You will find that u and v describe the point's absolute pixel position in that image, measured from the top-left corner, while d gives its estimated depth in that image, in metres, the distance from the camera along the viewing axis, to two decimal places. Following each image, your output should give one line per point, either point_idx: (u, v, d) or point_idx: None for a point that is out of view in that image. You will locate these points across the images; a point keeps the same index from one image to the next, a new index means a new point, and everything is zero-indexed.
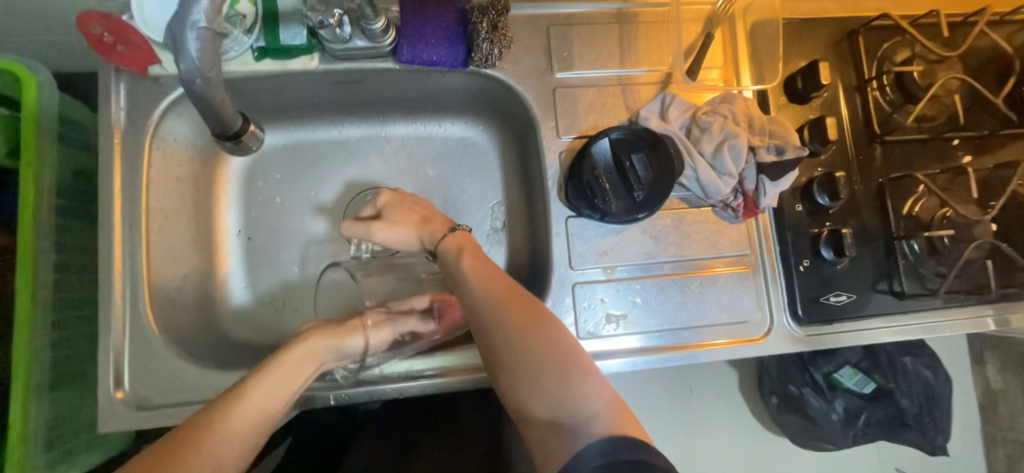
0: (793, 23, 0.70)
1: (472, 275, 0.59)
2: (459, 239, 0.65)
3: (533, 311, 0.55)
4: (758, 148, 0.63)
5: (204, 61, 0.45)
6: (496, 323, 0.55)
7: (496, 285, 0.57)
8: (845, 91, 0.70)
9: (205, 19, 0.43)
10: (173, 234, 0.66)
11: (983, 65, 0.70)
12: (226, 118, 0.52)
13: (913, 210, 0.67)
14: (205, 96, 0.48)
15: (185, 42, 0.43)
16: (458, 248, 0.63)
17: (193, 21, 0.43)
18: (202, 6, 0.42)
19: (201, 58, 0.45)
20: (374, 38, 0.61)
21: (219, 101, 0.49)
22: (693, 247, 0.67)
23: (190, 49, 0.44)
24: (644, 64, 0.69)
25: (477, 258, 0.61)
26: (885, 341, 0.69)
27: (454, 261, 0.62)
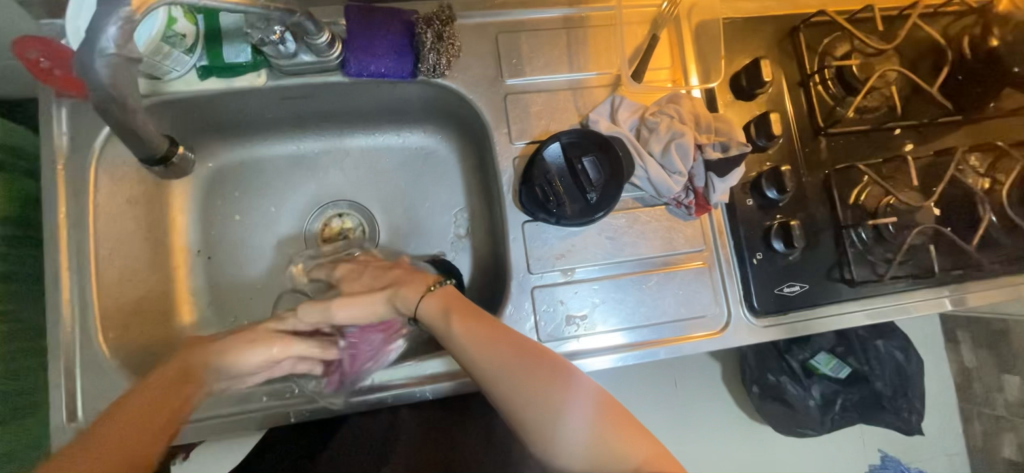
0: (736, 22, 0.72)
1: (467, 340, 0.57)
2: (442, 299, 0.61)
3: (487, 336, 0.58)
4: (705, 146, 0.65)
5: (116, 87, 0.42)
6: (511, 390, 0.55)
7: (474, 331, 0.58)
8: (789, 86, 0.72)
9: (114, 44, 0.41)
10: (126, 257, 0.65)
11: (920, 56, 0.73)
12: (146, 141, 0.49)
13: (860, 199, 0.69)
14: (120, 121, 0.45)
15: (94, 68, 0.40)
16: (443, 312, 0.59)
17: (101, 48, 0.40)
18: (110, 33, 0.40)
19: (113, 84, 0.42)
20: (321, 53, 0.61)
21: (137, 125, 0.47)
22: (650, 244, 0.68)
23: (100, 75, 0.41)
24: (594, 68, 0.70)
25: (469, 318, 0.58)
26: (863, 324, 0.71)
27: (444, 328, 0.59)
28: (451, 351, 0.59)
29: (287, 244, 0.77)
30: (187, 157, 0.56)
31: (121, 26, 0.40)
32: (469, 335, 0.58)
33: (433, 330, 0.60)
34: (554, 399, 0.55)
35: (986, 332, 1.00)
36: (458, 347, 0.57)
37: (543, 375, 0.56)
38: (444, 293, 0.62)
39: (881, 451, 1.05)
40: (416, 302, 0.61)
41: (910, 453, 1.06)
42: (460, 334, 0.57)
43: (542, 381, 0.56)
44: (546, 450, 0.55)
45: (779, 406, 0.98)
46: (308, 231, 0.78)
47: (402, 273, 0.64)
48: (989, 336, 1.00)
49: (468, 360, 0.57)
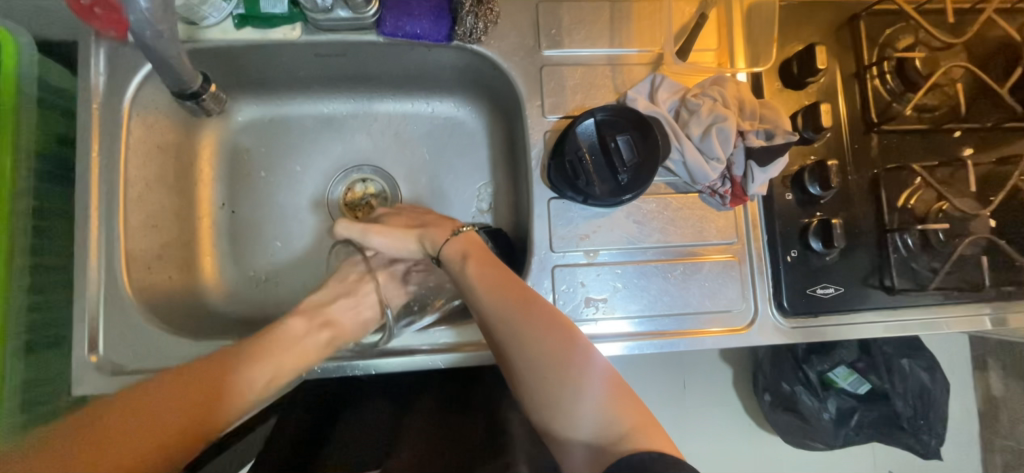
0: (793, 5, 0.68)
1: (482, 282, 0.56)
2: (464, 243, 0.61)
3: (513, 283, 0.56)
4: (748, 132, 0.61)
5: (154, 13, 0.47)
6: (518, 338, 0.53)
7: (497, 281, 0.56)
8: (844, 78, 0.68)
9: None
10: (152, 203, 0.66)
11: (990, 55, 0.67)
12: (181, 74, 0.54)
13: (909, 202, 0.65)
14: (156, 49, 0.50)
15: None
16: (464, 256, 0.59)
17: None
18: None
19: (150, 10, 0.47)
20: (357, 9, 0.60)
21: (173, 57, 0.52)
22: (679, 232, 0.66)
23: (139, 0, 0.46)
24: (636, 44, 0.67)
25: (487, 264, 0.58)
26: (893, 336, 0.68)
27: (460, 270, 0.59)
28: (464, 294, 0.58)
29: (310, 206, 0.77)
30: (218, 95, 0.61)
31: None
32: (490, 282, 0.56)
33: (451, 272, 0.60)
34: (554, 356, 0.52)
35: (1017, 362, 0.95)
36: (470, 287, 0.57)
37: (553, 331, 0.53)
38: (469, 238, 0.62)
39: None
40: (441, 243, 0.61)
41: None
42: (474, 277, 0.57)
43: (551, 332, 0.53)
44: (544, 406, 0.51)
45: (791, 416, 0.95)
46: (331, 194, 0.78)
47: (420, 229, 0.63)
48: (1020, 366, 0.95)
49: (477, 302, 0.56)
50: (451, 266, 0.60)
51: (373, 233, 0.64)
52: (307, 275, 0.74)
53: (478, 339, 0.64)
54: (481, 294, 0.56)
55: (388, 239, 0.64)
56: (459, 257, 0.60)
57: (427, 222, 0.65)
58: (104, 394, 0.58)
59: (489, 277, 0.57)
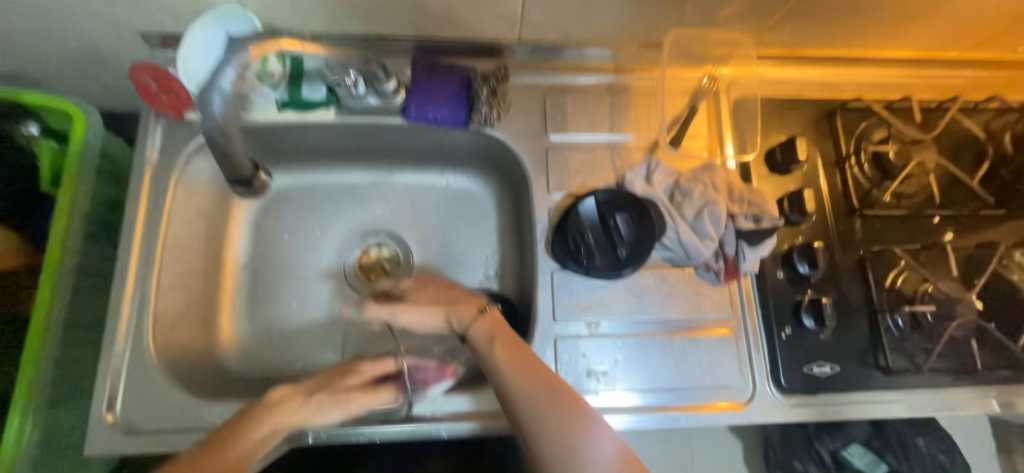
0: (775, 101, 0.75)
1: (508, 366, 0.59)
2: (490, 323, 0.63)
3: (539, 368, 0.59)
4: (737, 215, 0.66)
5: (223, 117, 0.58)
6: (544, 426, 0.55)
7: (523, 366, 0.59)
8: (826, 166, 0.73)
9: (230, 84, 0.56)
10: (184, 264, 0.71)
11: (959, 149, 0.74)
12: (238, 166, 0.68)
13: (897, 283, 0.68)
14: (216, 142, 0.61)
15: (210, 102, 0.56)
16: (491, 337, 0.62)
17: (220, 86, 0.56)
18: (229, 74, 0.55)
19: (220, 113, 0.57)
20: (386, 97, 0.68)
21: (232, 150, 0.64)
22: (676, 307, 0.69)
23: (214, 107, 0.57)
24: (633, 132, 0.74)
25: (513, 347, 0.61)
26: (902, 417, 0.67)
27: (487, 351, 0.61)
28: (489, 376, 0.60)
29: (327, 267, 0.81)
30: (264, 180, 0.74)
31: (237, 69, 0.55)
32: (517, 366, 0.59)
33: (477, 351, 0.62)
34: (581, 447, 0.55)
35: None
36: (497, 371, 0.59)
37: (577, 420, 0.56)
38: (493, 317, 0.65)
39: None
40: (468, 323, 0.64)
41: None
42: (503, 361, 0.59)
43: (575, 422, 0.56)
44: None
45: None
46: (347, 256, 0.82)
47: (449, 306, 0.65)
48: None
49: (504, 386, 0.58)
50: (479, 346, 0.62)
51: (402, 313, 0.65)
52: (319, 335, 0.77)
53: (486, 408, 0.65)
54: (507, 379, 0.58)
55: (417, 317, 0.65)
56: (486, 339, 0.62)
57: (454, 298, 0.67)
58: (112, 451, 0.59)
59: (515, 361, 0.59)
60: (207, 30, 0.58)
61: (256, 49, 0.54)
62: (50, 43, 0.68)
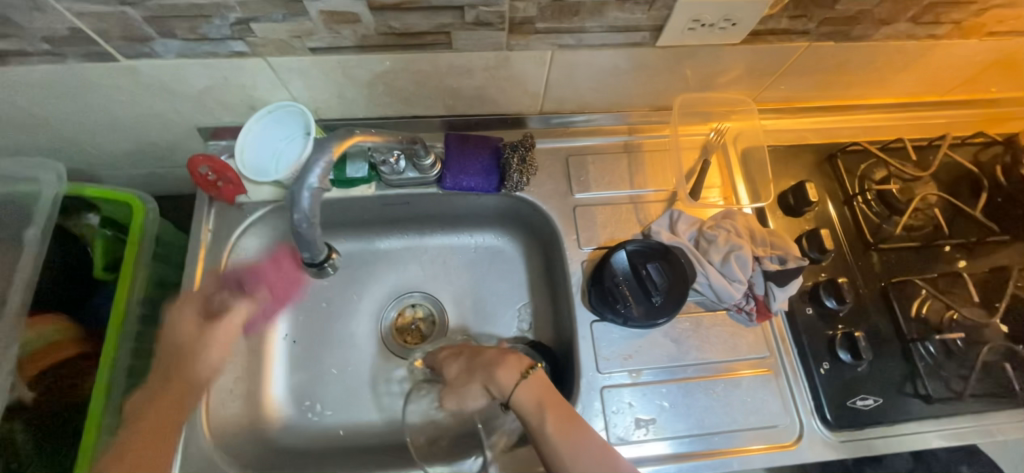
0: (779, 149, 0.81)
1: (561, 438, 0.58)
2: (535, 389, 0.62)
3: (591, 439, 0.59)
4: (763, 258, 0.70)
5: (311, 210, 0.56)
6: None
7: (576, 437, 0.59)
8: (835, 205, 0.78)
9: (316, 179, 0.54)
10: (233, 340, 0.74)
11: (955, 181, 0.79)
12: (313, 246, 0.60)
13: (922, 312, 0.71)
14: (303, 233, 0.58)
15: (301, 199, 0.54)
16: (539, 406, 0.60)
17: (308, 184, 0.54)
18: (317, 170, 0.54)
19: (309, 209, 0.55)
20: (423, 171, 0.74)
21: (314, 237, 0.59)
22: (713, 349, 0.71)
23: (303, 203, 0.55)
24: (652, 185, 0.79)
25: (563, 415, 0.60)
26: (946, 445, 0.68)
27: (538, 423, 0.60)
28: (542, 449, 0.59)
29: (365, 333, 0.83)
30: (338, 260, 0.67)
31: (324, 167, 0.54)
32: (570, 439, 0.58)
33: (526, 420, 0.61)
34: None
35: None
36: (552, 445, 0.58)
37: None
38: (537, 379, 0.63)
39: None
40: (513, 388, 0.61)
41: None
42: (560, 438, 0.58)
43: None
44: None
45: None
46: (384, 320, 0.85)
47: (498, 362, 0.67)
48: None
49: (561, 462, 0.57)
50: (530, 419, 0.60)
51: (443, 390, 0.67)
52: (361, 402, 0.78)
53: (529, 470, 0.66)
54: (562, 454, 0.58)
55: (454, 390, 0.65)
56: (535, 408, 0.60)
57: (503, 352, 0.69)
58: None
59: (568, 432, 0.59)
60: (269, 114, 0.67)
61: (337, 147, 0.54)
62: (114, 141, 0.74)
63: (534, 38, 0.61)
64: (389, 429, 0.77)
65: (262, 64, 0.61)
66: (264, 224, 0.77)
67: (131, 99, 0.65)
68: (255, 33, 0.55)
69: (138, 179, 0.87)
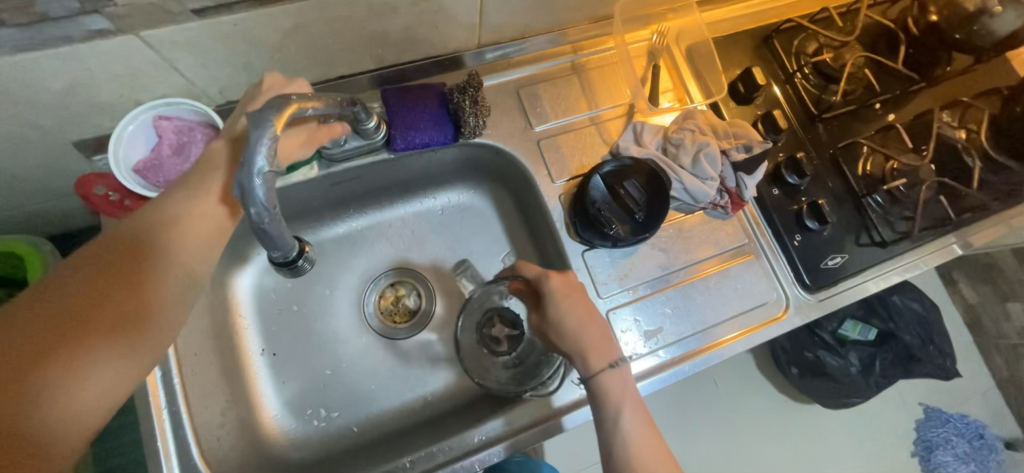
0: (719, 40, 0.81)
1: (572, 316, 0.58)
2: (564, 285, 0.60)
3: (598, 322, 0.59)
4: (730, 150, 0.71)
5: (271, 201, 0.44)
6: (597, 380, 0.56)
7: (588, 321, 0.58)
8: (779, 85, 0.80)
9: (266, 162, 0.43)
10: (205, 370, 0.66)
11: (875, 40, 0.84)
12: (284, 244, 0.49)
13: (867, 169, 0.77)
14: (268, 232, 0.46)
15: (253, 190, 0.42)
16: (566, 293, 0.59)
17: (256, 168, 0.42)
18: (263, 150, 0.42)
19: (269, 199, 0.43)
20: (368, 135, 0.66)
21: (283, 233, 0.47)
22: (699, 248, 0.73)
23: (258, 194, 0.43)
24: (609, 102, 0.77)
25: (578, 303, 0.59)
26: (897, 280, 0.77)
27: (556, 306, 0.59)
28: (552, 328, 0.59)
29: (349, 325, 0.77)
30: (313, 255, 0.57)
31: (270, 143, 0.43)
32: (586, 321, 0.58)
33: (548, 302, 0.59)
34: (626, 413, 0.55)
35: (976, 268, 1.10)
36: (560, 322, 0.58)
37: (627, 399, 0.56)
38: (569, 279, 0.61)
39: (922, 404, 1.08)
40: (544, 277, 0.60)
41: (948, 399, 1.10)
42: (631, 435, 0.54)
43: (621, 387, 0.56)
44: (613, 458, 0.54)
45: (821, 379, 1.00)
46: (366, 307, 0.79)
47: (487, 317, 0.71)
48: (979, 272, 1.10)
49: (564, 333, 0.58)
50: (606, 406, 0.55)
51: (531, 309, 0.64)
52: (367, 395, 0.74)
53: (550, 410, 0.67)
54: (569, 333, 0.58)
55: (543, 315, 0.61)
56: (563, 291, 0.59)
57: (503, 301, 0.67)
58: None
59: (580, 311, 0.59)
60: (135, 122, 0.57)
61: (279, 120, 0.44)
62: None
63: None
64: (405, 411, 0.74)
65: (136, 42, 0.48)
66: None
67: None
68: (115, 1, 0.43)
69: (17, 221, 0.72)
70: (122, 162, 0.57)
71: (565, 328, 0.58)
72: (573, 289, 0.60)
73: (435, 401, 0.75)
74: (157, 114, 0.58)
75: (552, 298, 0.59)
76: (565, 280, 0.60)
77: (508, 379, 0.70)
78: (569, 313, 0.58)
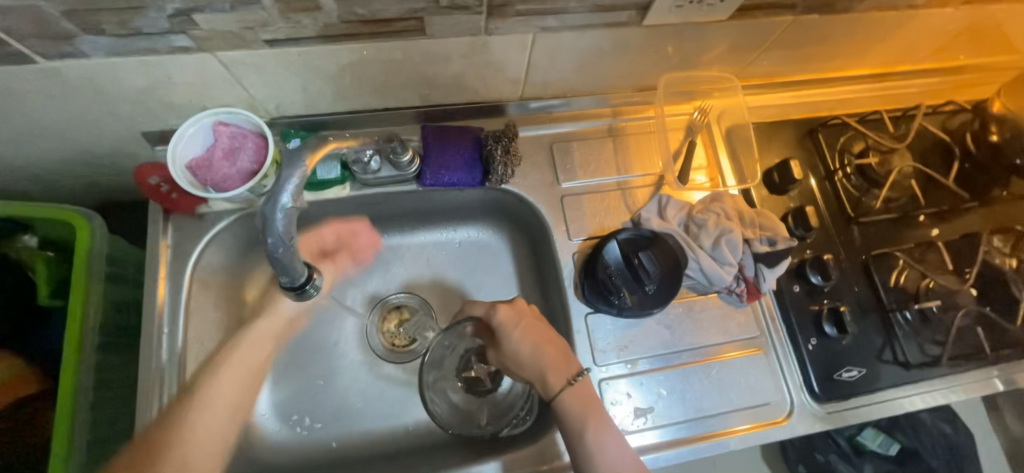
0: (762, 127, 0.81)
1: (525, 343, 0.60)
2: (515, 313, 0.62)
3: (551, 341, 0.61)
4: (753, 240, 0.70)
5: (287, 231, 0.48)
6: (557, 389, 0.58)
7: (541, 343, 0.60)
8: (817, 181, 0.79)
9: (291, 199, 0.47)
10: (208, 360, 0.69)
11: (928, 150, 0.81)
12: (292, 269, 0.54)
13: (900, 282, 0.73)
14: (281, 259, 0.51)
15: (274, 221, 0.47)
16: (518, 321, 0.61)
17: (280, 203, 0.47)
18: (290, 188, 0.47)
19: (285, 231, 0.48)
20: (401, 168, 0.70)
21: (293, 260, 0.52)
22: (706, 332, 0.71)
23: (277, 225, 0.48)
24: (639, 170, 0.77)
25: (531, 329, 0.61)
26: (921, 406, 0.72)
27: (511, 337, 0.61)
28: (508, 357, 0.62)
29: (350, 339, 0.79)
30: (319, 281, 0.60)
31: (297, 182, 0.47)
32: (540, 345, 0.60)
33: (502, 335, 0.61)
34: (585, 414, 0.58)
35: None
36: (515, 351, 0.60)
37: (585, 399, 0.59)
38: (521, 307, 0.63)
39: None
40: (494, 310, 0.62)
41: None
42: (596, 449, 0.56)
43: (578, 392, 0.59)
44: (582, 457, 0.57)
45: None
46: (369, 324, 0.80)
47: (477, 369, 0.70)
48: None
49: (520, 361, 0.60)
50: (568, 414, 0.58)
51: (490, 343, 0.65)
52: (352, 412, 0.75)
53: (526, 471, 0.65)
54: (524, 360, 0.60)
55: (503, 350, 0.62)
56: (514, 321, 0.61)
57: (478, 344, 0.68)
58: None
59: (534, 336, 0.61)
60: (195, 125, 0.61)
61: (311, 159, 0.48)
62: (44, 153, 0.66)
63: (515, 21, 0.57)
64: (386, 436, 0.75)
65: (210, 59, 0.54)
66: (232, 234, 0.71)
67: (57, 104, 0.57)
68: (199, 26, 0.49)
69: (83, 191, 0.79)
70: (178, 157, 0.61)
71: (522, 357, 0.60)
72: (522, 316, 0.62)
73: (417, 432, 0.76)
74: (216, 120, 0.62)
75: (504, 331, 0.61)
76: (513, 310, 0.62)
77: (486, 420, 0.70)
78: (522, 340, 0.61)
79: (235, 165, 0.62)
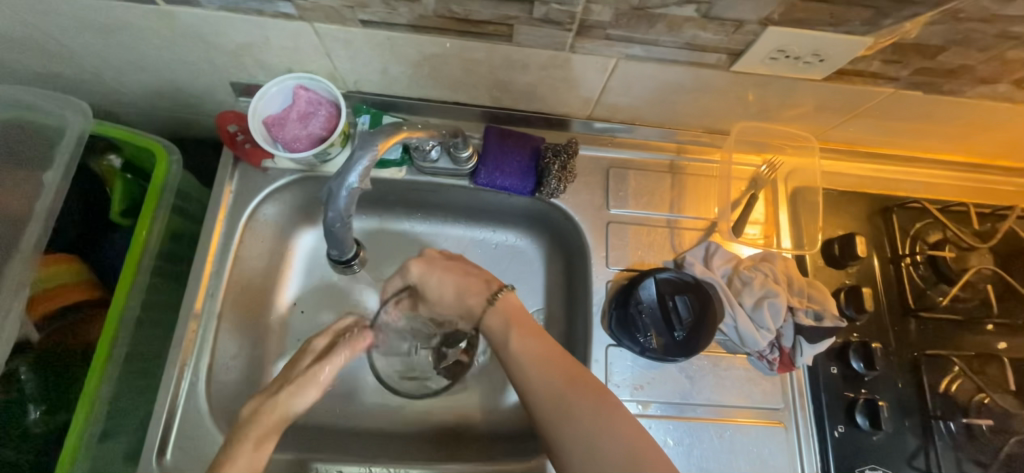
0: (832, 194, 0.77)
1: (453, 287, 0.65)
2: (425, 262, 0.67)
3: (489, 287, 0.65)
4: (797, 309, 0.67)
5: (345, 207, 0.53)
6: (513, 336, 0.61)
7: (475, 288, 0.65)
8: (880, 262, 0.74)
9: (356, 180, 0.53)
10: (243, 306, 0.73)
11: (1012, 256, 0.74)
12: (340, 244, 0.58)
13: (950, 389, 0.68)
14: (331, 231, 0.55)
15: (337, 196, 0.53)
16: (430, 268, 0.67)
17: (348, 182, 0.52)
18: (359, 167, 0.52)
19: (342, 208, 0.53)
20: (458, 162, 0.71)
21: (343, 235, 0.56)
22: (728, 393, 0.69)
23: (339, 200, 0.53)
24: (691, 212, 0.75)
25: (451, 273, 0.66)
26: None
27: (429, 284, 0.66)
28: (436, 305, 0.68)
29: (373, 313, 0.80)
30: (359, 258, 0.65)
31: (367, 164, 0.52)
32: (472, 291, 0.65)
33: (424, 284, 0.67)
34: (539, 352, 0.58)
35: None
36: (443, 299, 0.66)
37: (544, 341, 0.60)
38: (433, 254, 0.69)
39: None
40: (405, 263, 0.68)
41: None
42: (519, 351, 0.59)
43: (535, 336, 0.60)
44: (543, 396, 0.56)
45: None
46: None
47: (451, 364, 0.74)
48: None
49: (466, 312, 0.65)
50: (520, 352, 0.59)
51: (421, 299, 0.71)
52: (361, 385, 0.77)
53: None
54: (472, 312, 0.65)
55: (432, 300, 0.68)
56: (431, 270, 0.67)
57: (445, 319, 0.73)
58: None
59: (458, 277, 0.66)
60: (278, 86, 0.64)
61: (382, 144, 0.53)
62: (144, 84, 0.72)
63: (602, 43, 0.56)
64: (388, 417, 0.76)
65: (307, 29, 0.57)
66: (288, 191, 0.75)
67: (166, 45, 0.62)
68: None
69: (167, 124, 0.85)
70: (257, 113, 0.65)
71: (446, 301, 0.66)
72: (434, 261, 0.67)
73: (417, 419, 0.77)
74: (299, 84, 0.65)
75: (424, 283, 0.67)
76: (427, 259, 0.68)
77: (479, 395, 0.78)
78: (442, 284, 0.66)
79: (306, 128, 0.65)
